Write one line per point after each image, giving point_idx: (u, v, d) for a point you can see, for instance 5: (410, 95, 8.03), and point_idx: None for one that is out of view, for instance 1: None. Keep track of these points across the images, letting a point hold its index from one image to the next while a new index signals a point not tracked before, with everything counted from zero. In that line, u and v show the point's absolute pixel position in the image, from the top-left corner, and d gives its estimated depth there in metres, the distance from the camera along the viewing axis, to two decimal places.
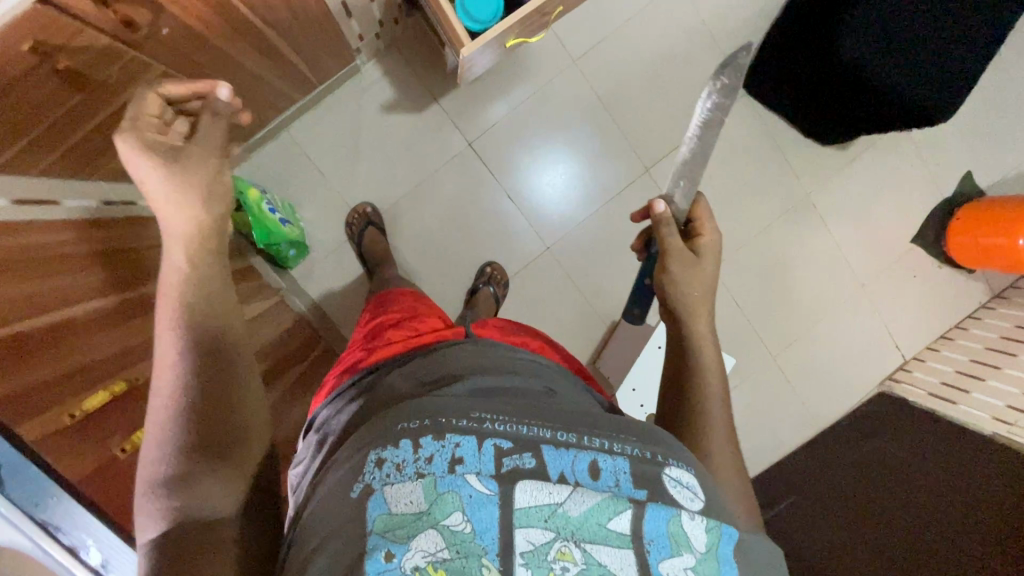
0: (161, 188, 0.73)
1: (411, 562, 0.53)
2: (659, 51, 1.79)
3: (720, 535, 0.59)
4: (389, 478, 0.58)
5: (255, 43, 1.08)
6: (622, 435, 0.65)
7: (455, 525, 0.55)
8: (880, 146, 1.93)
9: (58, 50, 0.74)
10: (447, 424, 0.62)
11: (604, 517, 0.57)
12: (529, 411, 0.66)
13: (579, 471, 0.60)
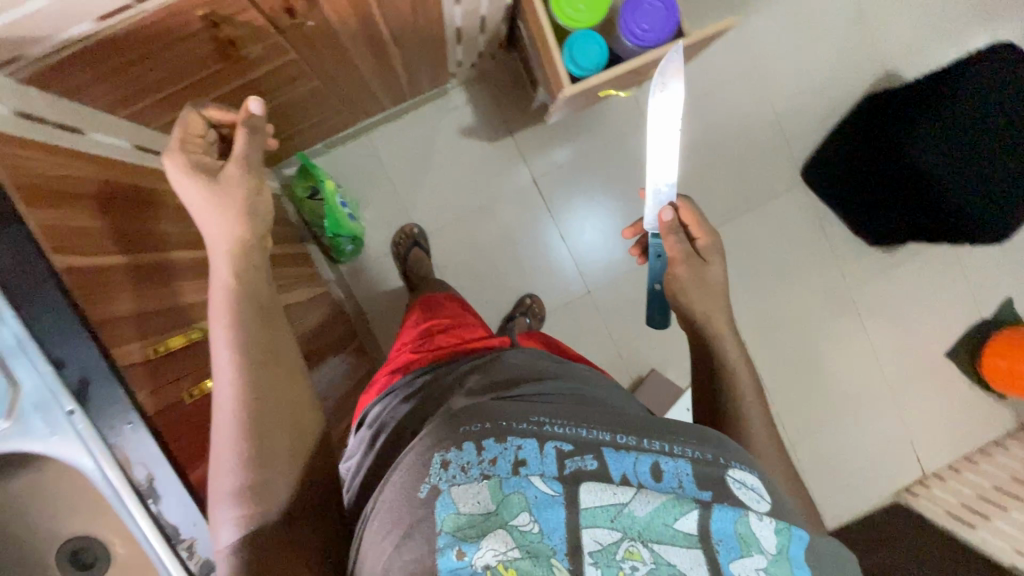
0: (205, 200, 0.76)
1: (483, 560, 0.57)
2: (731, 126, 1.85)
3: (791, 538, 0.62)
4: (457, 479, 0.62)
5: (375, 51, 1.16)
6: (680, 438, 0.68)
7: (524, 525, 0.59)
8: (927, 256, 1.95)
9: (223, 22, 0.82)
10: (508, 429, 0.65)
11: (670, 517, 0.60)
12: (585, 415, 0.69)
13: (641, 472, 0.64)
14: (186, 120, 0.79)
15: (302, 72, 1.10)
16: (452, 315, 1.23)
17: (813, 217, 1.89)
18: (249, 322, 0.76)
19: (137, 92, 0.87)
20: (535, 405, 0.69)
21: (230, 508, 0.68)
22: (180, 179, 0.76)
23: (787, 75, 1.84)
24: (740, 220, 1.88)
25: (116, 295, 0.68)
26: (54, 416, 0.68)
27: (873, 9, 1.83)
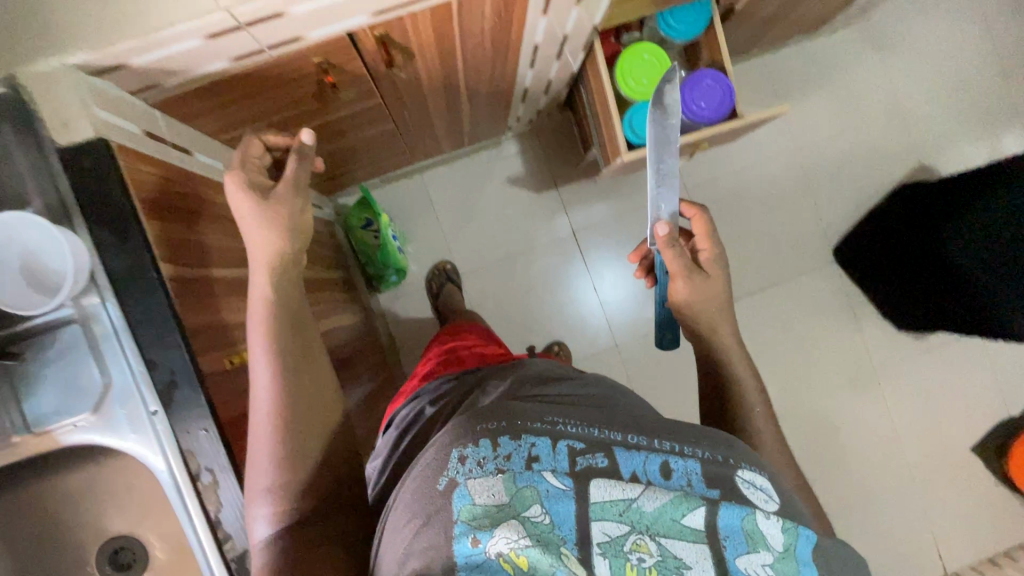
0: (257, 218, 0.73)
1: (495, 547, 0.56)
2: (767, 200, 1.91)
3: (799, 538, 0.61)
4: (473, 473, 0.61)
5: (449, 102, 1.25)
6: (692, 439, 0.68)
7: (536, 516, 0.59)
8: (954, 347, 1.95)
9: (333, 69, 0.90)
10: (523, 427, 0.65)
11: (678, 512, 0.60)
12: (596, 416, 0.69)
13: (650, 470, 0.63)
14: (245, 147, 0.79)
15: (383, 115, 1.20)
16: (479, 339, 1.26)
17: (841, 296, 1.93)
18: (288, 329, 0.74)
19: (244, 119, 0.96)
20: (549, 406, 0.70)
21: (263, 504, 0.69)
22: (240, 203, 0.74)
23: (824, 160, 1.92)
24: (769, 291, 1.91)
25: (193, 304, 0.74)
26: (136, 415, 0.68)
27: (913, 105, 1.92)
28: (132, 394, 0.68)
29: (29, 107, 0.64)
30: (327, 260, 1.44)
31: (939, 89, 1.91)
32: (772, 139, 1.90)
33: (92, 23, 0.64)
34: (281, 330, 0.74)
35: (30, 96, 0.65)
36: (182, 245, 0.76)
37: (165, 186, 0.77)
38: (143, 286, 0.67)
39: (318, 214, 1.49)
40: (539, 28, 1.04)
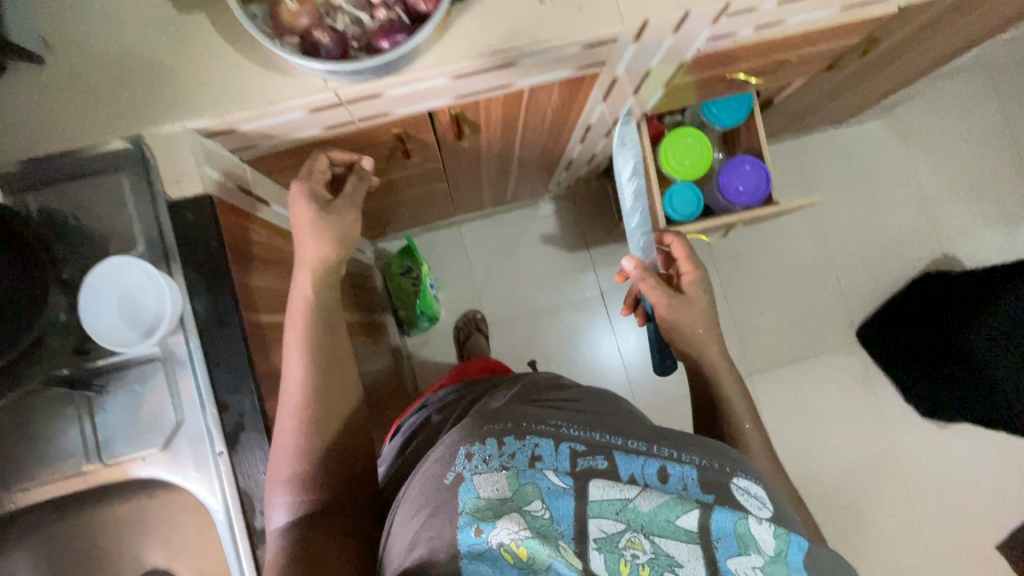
0: (308, 228, 0.78)
1: (498, 538, 0.60)
2: (792, 277, 1.95)
3: (791, 543, 0.64)
4: (479, 467, 0.64)
5: (500, 168, 1.33)
6: (688, 446, 0.71)
7: (537, 510, 0.63)
8: (976, 439, 1.91)
9: (408, 138, 0.98)
10: (528, 430, 0.69)
11: (673, 512, 0.63)
12: (598, 422, 0.73)
13: (647, 473, 0.67)
14: (314, 162, 0.82)
15: (439, 176, 1.28)
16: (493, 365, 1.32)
17: (860, 377, 1.93)
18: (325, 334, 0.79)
19: None
20: (553, 411, 0.74)
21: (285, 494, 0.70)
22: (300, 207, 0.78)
23: (848, 243, 1.97)
24: (791, 367, 1.92)
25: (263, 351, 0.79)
26: (202, 455, 0.72)
27: (937, 198, 1.97)
28: (202, 434, 0.71)
29: (151, 166, 0.72)
30: (366, 305, 1.49)
31: (963, 184, 1.96)
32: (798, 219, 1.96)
33: (217, 94, 0.72)
34: (315, 328, 0.78)
35: (153, 157, 0.72)
36: (257, 295, 0.82)
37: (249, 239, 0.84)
38: (224, 331, 0.72)
39: (361, 260, 1.55)
40: (593, 113, 1.13)
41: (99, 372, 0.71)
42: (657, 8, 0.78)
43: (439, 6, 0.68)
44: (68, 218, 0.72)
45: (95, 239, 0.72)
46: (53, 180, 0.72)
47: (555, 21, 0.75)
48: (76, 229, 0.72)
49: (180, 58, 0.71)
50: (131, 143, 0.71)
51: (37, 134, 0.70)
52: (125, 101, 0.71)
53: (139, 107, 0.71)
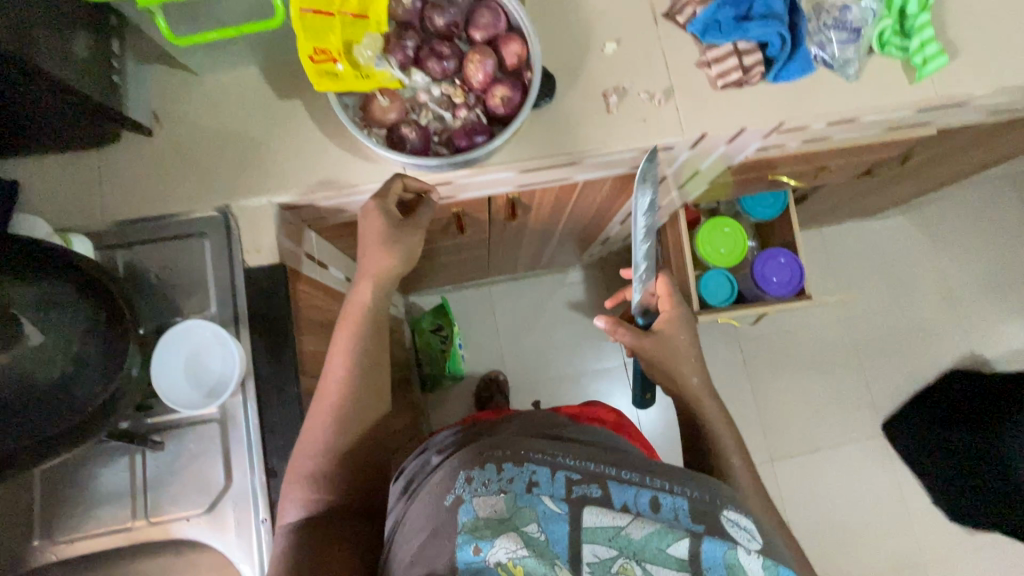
0: (379, 240, 0.76)
1: (494, 556, 0.55)
2: (818, 364, 1.91)
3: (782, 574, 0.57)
4: (478, 490, 0.61)
5: (541, 241, 1.38)
6: (679, 478, 0.65)
7: (532, 532, 0.58)
8: (1010, 559, 1.79)
9: (465, 215, 1.04)
10: (525, 454, 0.65)
11: (664, 540, 0.57)
12: (593, 452, 0.69)
13: (639, 503, 0.61)
14: (388, 184, 0.76)
15: (483, 246, 1.32)
16: None
17: (888, 475, 1.83)
18: (371, 348, 0.78)
19: None
20: (551, 441, 0.69)
21: (296, 491, 0.70)
22: (371, 227, 0.76)
23: (879, 334, 1.92)
24: (815, 457, 1.84)
25: None
26: (245, 520, 0.72)
27: (974, 300, 1.92)
28: (250, 499, 0.73)
29: (233, 234, 0.77)
30: (394, 360, 1.50)
31: (1001, 287, 1.92)
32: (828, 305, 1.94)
33: (305, 172, 0.77)
34: (366, 335, 0.77)
35: (237, 227, 0.77)
36: (315, 359, 0.85)
37: (313, 305, 0.88)
38: (281, 395, 0.74)
39: (394, 314, 1.58)
40: None
41: (158, 428, 0.74)
42: (715, 123, 0.83)
43: (517, 113, 0.76)
44: (151, 276, 0.77)
45: (172, 298, 0.76)
46: (145, 239, 0.76)
47: (618, 130, 0.81)
48: (156, 287, 0.76)
49: (277, 138, 0.78)
50: (220, 212, 0.77)
51: (138, 198, 0.76)
52: (220, 173, 0.77)
53: (233, 179, 0.77)
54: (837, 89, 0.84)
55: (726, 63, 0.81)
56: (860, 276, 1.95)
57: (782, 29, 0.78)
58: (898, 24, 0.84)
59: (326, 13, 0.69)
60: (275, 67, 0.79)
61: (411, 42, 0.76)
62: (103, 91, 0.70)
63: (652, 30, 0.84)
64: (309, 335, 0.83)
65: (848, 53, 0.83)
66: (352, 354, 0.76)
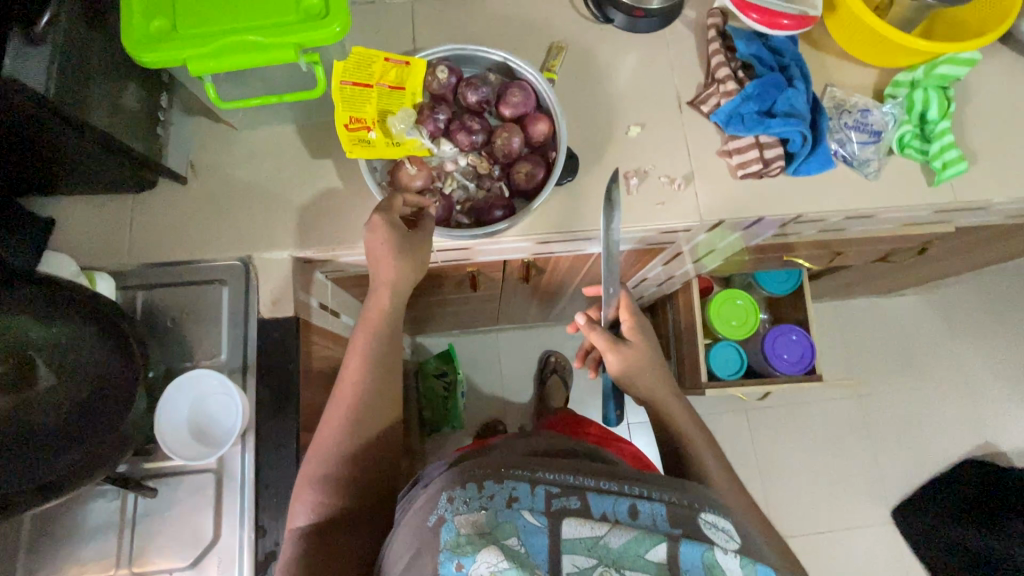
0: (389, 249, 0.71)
1: (477, 569, 0.48)
2: (826, 440, 1.85)
3: (756, 572, 0.50)
4: (459, 509, 0.52)
5: (551, 298, 1.38)
6: (658, 482, 0.57)
7: (511, 546, 0.49)
8: None
9: (479, 274, 1.05)
10: (505, 466, 0.55)
11: (642, 546, 0.49)
12: (577, 463, 0.59)
13: (618, 510, 0.52)
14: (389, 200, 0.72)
15: (494, 299, 1.33)
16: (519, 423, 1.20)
17: (895, 566, 1.74)
18: (387, 355, 0.75)
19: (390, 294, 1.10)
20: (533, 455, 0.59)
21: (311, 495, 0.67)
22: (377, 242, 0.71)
23: (889, 416, 1.87)
24: (819, 539, 1.76)
25: None
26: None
27: (989, 389, 1.87)
28: (235, 557, 0.71)
29: (250, 285, 0.78)
30: None
31: (1020, 378, 1.86)
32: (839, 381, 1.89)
33: (328, 230, 0.79)
34: (380, 339, 0.74)
35: (254, 277, 0.79)
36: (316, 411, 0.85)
37: (321, 356, 0.88)
38: (278, 450, 0.74)
39: None
40: (652, 271, 1.18)
41: (152, 473, 0.73)
42: (731, 210, 0.84)
43: (539, 189, 0.78)
44: (165, 318, 0.78)
45: (183, 343, 0.77)
46: (163, 281, 0.78)
47: (635, 209, 0.83)
48: (168, 330, 0.77)
49: (304, 194, 0.80)
50: (240, 261, 0.78)
51: (163, 242, 0.78)
52: (246, 224, 0.79)
53: (257, 231, 0.79)
54: (855, 185, 0.85)
55: (746, 154, 0.83)
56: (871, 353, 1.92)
57: (803, 129, 0.80)
58: (918, 128, 0.86)
59: (363, 86, 0.75)
60: (310, 127, 0.83)
61: (443, 115, 0.79)
62: (144, 142, 0.74)
63: (676, 117, 0.87)
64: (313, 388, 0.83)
65: (868, 153, 0.85)
66: (368, 357, 0.74)
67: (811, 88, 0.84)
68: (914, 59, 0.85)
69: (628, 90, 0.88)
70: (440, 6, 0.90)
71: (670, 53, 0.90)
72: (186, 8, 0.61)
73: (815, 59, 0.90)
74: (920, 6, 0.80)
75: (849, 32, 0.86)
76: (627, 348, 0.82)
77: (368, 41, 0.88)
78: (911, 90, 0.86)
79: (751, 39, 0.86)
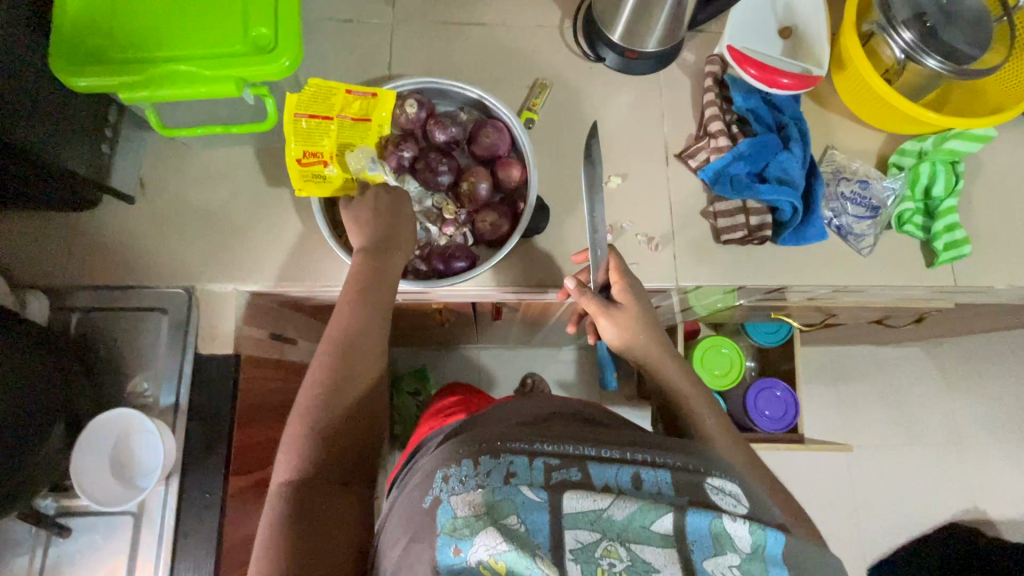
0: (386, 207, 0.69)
1: (474, 555, 0.44)
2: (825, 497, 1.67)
3: (769, 538, 0.48)
4: (455, 489, 0.50)
5: (526, 333, 1.32)
6: (661, 449, 0.56)
7: (510, 525, 0.46)
8: None
9: (445, 310, 1.00)
10: (500, 440, 0.54)
11: (647, 517, 0.47)
12: (577, 433, 0.58)
13: (620, 479, 0.52)
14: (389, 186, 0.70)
15: (465, 330, 1.26)
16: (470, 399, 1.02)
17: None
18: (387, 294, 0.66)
19: None
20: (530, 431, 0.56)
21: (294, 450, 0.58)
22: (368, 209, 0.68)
23: (884, 464, 1.70)
24: None
25: (240, 518, 0.77)
26: None
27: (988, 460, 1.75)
28: None
29: (191, 319, 0.74)
30: None
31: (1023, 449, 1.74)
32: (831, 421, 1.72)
33: (279, 265, 0.76)
34: (381, 281, 0.66)
35: (197, 309, 0.75)
36: (253, 451, 0.81)
37: (266, 391, 0.84)
38: (204, 499, 0.71)
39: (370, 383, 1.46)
40: None
41: (68, 512, 0.70)
42: (710, 276, 0.79)
43: (505, 241, 0.73)
44: (100, 345, 0.74)
45: (118, 373, 0.74)
46: (98, 304, 0.74)
47: None
48: (101, 359, 0.74)
49: (254, 225, 0.76)
50: (183, 290, 0.75)
51: (106, 265, 0.74)
52: (193, 252, 0.75)
53: (204, 261, 0.75)
54: (847, 260, 0.79)
55: (733, 218, 0.77)
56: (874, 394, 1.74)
57: (795, 199, 0.74)
58: (922, 203, 0.80)
59: (322, 118, 0.71)
60: (270, 152, 0.78)
61: (408, 153, 0.74)
62: (87, 160, 0.69)
63: (662, 170, 0.82)
64: (250, 429, 0.79)
65: (863, 227, 0.79)
66: (364, 297, 0.65)
67: (809, 151, 0.78)
68: (924, 129, 0.79)
69: (613, 137, 0.83)
70: (422, 30, 0.84)
71: (663, 99, 0.84)
72: (123, 29, 0.56)
73: (820, 117, 0.84)
74: (932, 73, 0.75)
75: (856, 93, 0.80)
76: (621, 311, 0.72)
77: (342, 63, 0.82)
78: (918, 161, 0.80)
79: (749, 92, 0.81)
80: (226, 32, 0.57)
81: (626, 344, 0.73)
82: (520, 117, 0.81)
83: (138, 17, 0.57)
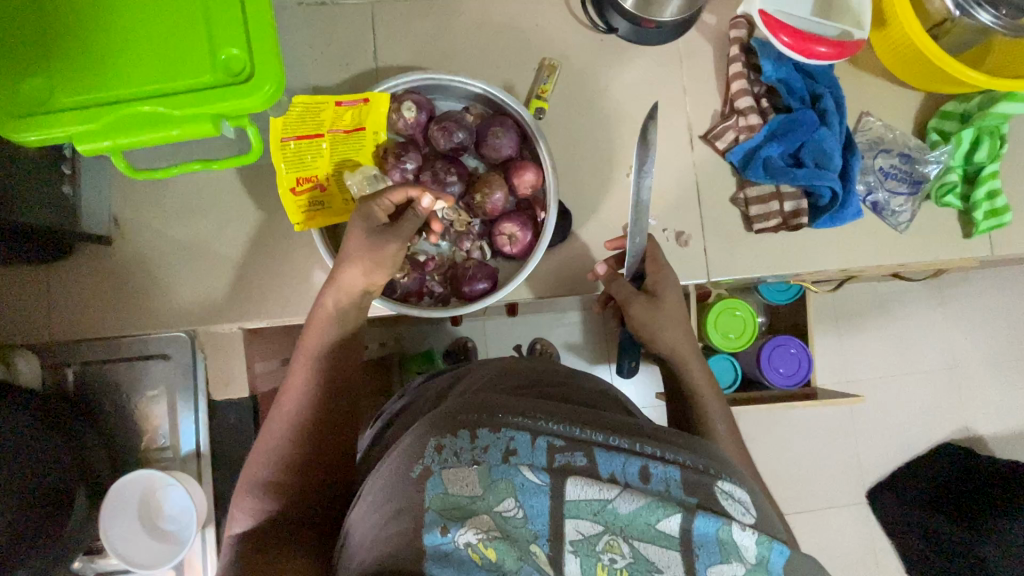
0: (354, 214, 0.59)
1: (463, 536, 0.36)
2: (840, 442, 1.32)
3: (775, 552, 0.37)
4: (448, 462, 0.39)
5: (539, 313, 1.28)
6: (677, 439, 0.43)
7: (505, 512, 0.37)
8: None
9: None
10: (501, 412, 0.42)
11: (654, 514, 0.37)
12: (585, 411, 0.45)
13: (628, 471, 0.39)
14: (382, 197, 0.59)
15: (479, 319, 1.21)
16: None
17: (862, 560, 1.26)
18: None
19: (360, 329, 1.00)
20: (537, 401, 0.45)
21: (263, 480, 0.52)
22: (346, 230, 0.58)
23: (900, 394, 1.29)
24: None
25: None
26: None
27: None
28: None
29: (198, 367, 0.72)
30: None
31: None
32: (843, 355, 1.29)
33: (276, 296, 0.69)
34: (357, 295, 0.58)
35: (203, 355, 0.73)
36: None
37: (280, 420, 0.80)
38: None
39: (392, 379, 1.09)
40: None
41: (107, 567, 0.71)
42: (741, 268, 0.74)
43: (527, 253, 0.67)
44: (104, 403, 0.72)
45: (130, 427, 0.72)
46: (89, 360, 0.70)
47: None
48: (110, 416, 0.72)
49: (244, 254, 0.69)
50: (185, 334, 0.70)
51: (92, 315, 0.67)
52: (183, 293, 0.69)
53: (201, 301, 0.68)
54: (882, 237, 0.76)
55: (767, 205, 0.72)
56: (895, 333, 1.30)
57: (836, 183, 0.69)
58: (963, 171, 0.75)
59: (312, 138, 0.64)
60: (252, 170, 0.69)
61: (411, 164, 0.66)
62: (52, 207, 0.62)
63: (687, 153, 0.75)
64: None
65: (900, 202, 0.75)
66: (343, 318, 0.58)
67: (845, 123, 0.73)
68: (968, 90, 0.73)
69: (629, 122, 0.75)
70: (407, 10, 0.73)
71: (683, 72, 0.76)
72: (57, 58, 0.48)
73: (854, 82, 0.77)
74: (981, 29, 0.67)
75: (894, 54, 0.73)
76: (651, 303, 0.63)
77: (322, 57, 0.72)
78: (962, 127, 0.74)
79: (780, 59, 0.73)
80: (185, 47, 0.48)
81: (649, 335, 0.63)
82: (529, 107, 0.73)
83: (70, 40, 0.48)
